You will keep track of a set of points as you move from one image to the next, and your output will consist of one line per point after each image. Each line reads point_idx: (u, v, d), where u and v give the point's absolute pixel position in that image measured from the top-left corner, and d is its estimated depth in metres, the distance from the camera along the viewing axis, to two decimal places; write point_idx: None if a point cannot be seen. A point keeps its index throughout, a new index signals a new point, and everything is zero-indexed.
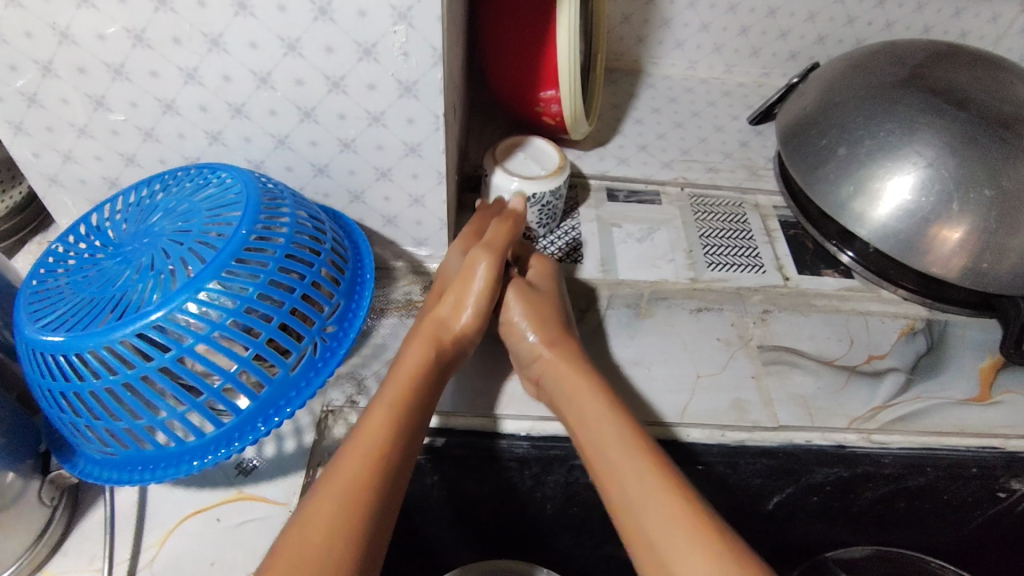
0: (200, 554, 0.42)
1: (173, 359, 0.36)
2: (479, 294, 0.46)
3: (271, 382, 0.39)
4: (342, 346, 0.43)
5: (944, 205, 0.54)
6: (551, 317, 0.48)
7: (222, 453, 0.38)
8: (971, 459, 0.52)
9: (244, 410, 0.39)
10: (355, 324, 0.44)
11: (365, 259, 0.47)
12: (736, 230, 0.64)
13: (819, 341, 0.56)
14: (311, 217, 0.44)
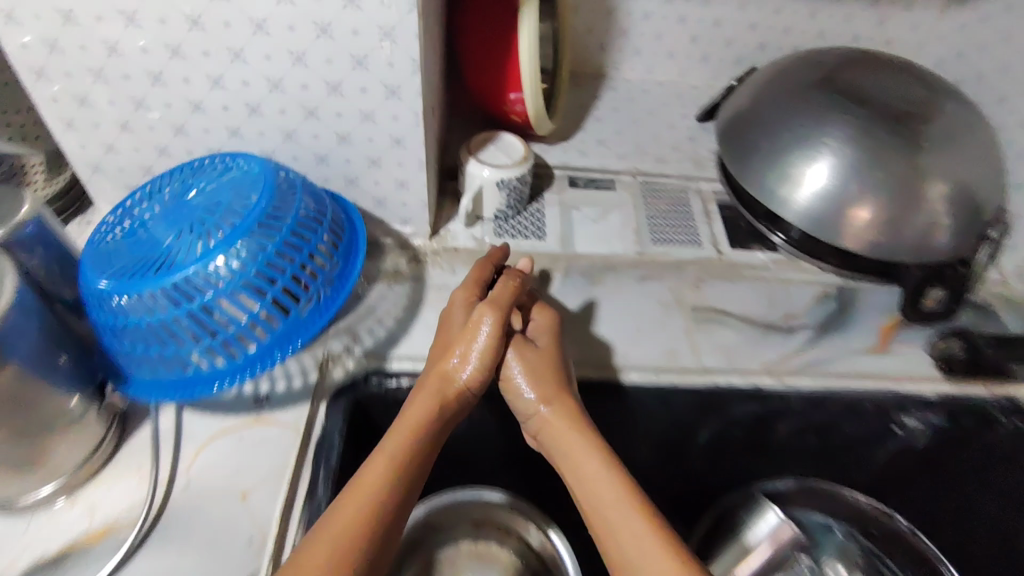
0: (227, 463, 0.52)
1: (212, 300, 0.46)
2: (481, 355, 0.54)
3: (285, 321, 0.50)
4: (340, 296, 0.53)
5: (850, 188, 0.65)
6: (548, 374, 0.56)
7: (247, 375, 0.49)
8: (867, 397, 0.62)
9: (264, 342, 0.49)
10: (351, 279, 0.54)
11: (358, 228, 0.58)
12: (680, 212, 0.74)
13: (744, 303, 0.66)
14: (315, 194, 0.55)
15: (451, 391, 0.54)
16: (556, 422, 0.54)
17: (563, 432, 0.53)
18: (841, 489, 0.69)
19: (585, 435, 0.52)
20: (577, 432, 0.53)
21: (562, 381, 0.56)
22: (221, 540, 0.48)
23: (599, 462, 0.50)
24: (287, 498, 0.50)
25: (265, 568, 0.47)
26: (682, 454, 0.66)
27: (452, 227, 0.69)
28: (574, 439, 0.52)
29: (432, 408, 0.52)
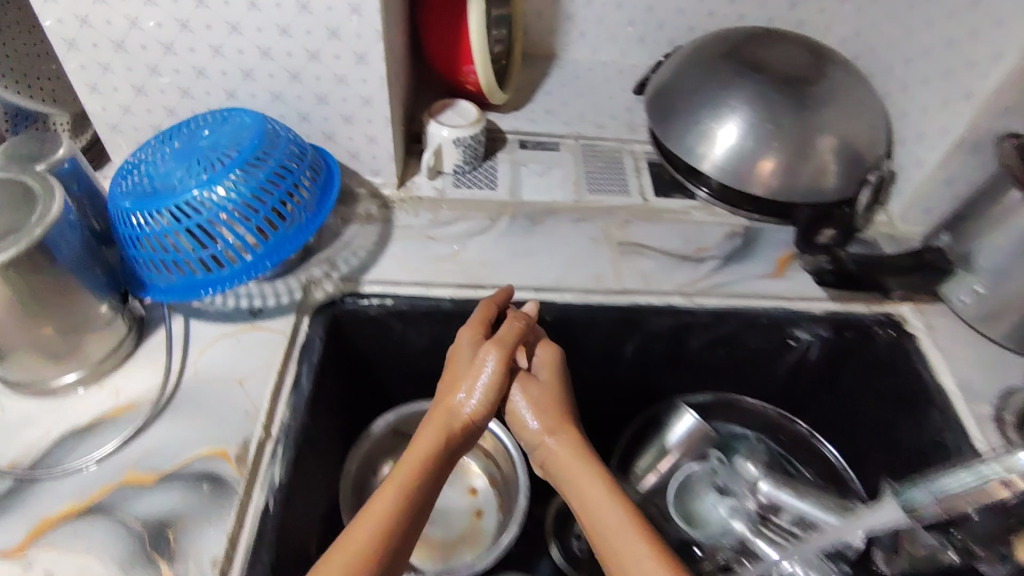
0: (227, 357, 0.64)
1: (217, 213, 0.58)
2: (485, 386, 0.61)
3: (275, 234, 0.62)
4: (319, 218, 0.65)
5: (751, 142, 0.77)
6: (550, 407, 0.64)
7: (245, 276, 0.60)
8: (762, 312, 0.74)
9: (258, 251, 0.61)
10: (328, 206, 0.66)
11: (333, 169, 0.70)
12: (613, 168, 0.86)
13: (662, 239, 0.79)
14: (297, 138, 0.67)
15: (459, 422, 0.61)
16: (560, 450, 0.61)
17: (565, 457, 0.61)
18: (753, 401, 0.81)
19: (585, 461, 0.60)
20: (579, 459, 0.60)
21: (563, 412, 0.64)
22: (223, 413, 0.60)
23: (598, 487, 0.58)
24: (275, 383, 0.62)
25: (257, 433, 0.59)
26: (612, 366, 0.79)
27: (416, 180, 0.81)
28: (575, 465, 0.60)
29: (440, 438, 0.59)
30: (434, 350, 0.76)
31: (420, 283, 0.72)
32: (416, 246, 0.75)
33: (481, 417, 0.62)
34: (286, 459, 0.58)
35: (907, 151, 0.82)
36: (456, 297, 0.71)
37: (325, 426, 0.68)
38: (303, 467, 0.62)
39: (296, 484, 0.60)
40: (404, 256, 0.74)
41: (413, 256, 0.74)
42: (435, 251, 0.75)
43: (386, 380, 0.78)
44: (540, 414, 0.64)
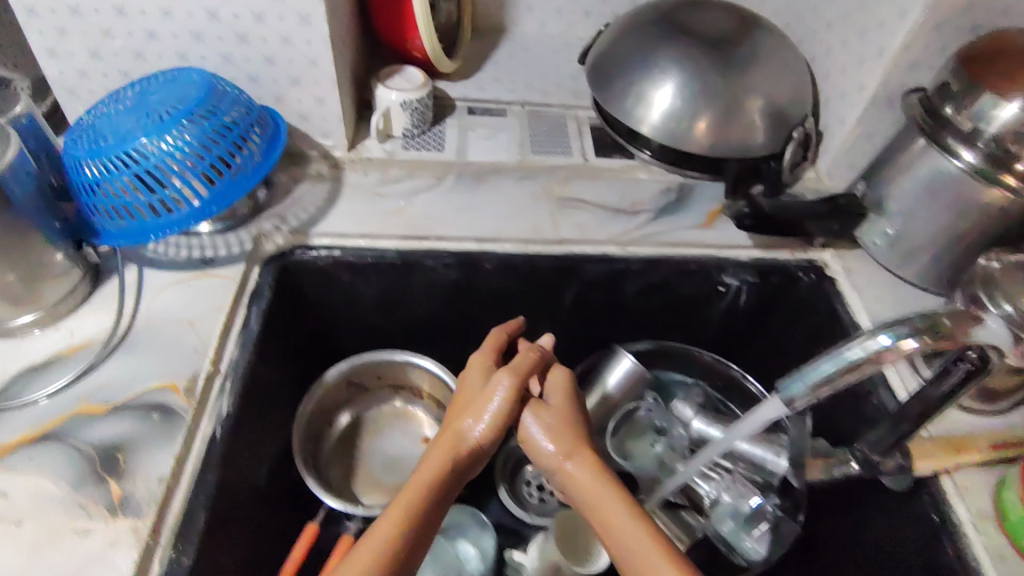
0: (178, 302, 0.67)
1: (161, 158, 0.62)
2: (490, 412, 0.62)
3: (220, 180, 0.65)
4: (265, 167, 0.69)
5: (683, 102, 0.82)
6: (567, 431, 0.62)
7: (191, 219, 0.64)
8: (690, 258, 0.78)
9: (204, 196, 0.65)
10: (274, 156, 0.70)
11: (280, 123, 0.73)
12: (556, 132, 0.91)
13: (600, 194, 0.83)
14: (245, 93, 0.71)
15: (465, 448, 0.61)
16: (578, 473, 0.59)
17: (582, 480, 0.59)
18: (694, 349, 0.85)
19: (603, 484, 0.57)
20: (597, 483, 0.58)
21: (580, 435, 0.62)
22: (174, 351, 0.63)
23: (616, 512, 0.55)
24: (224, 324, 0.66)
25: (205, 368, 0.62)
26: (555, 315, 0.83)
27: (367, 143, 0.85)
28: (592, 487, 0.57)
29: (445, 464, 0.59)
30: (383, 301, 0.80)
31: (367, 235, 0.75)
32: (364, 201, 0.78)
33: (487, 441, 0.62)
34: (234, 392, 0.62)
35: (831, 110, 0.87)
36: (401, 249, 0.75)
37: (275, 369, 0.72)
38: (252, 404, 0.65)
39: (244, 418, 0.63)
40: (352, 211, 0.77)
41: (361, 211, 0.77)
42: (382, 206, 0.78)
43: (337, 331, 0.82)
44: (556, 439, 0.62)
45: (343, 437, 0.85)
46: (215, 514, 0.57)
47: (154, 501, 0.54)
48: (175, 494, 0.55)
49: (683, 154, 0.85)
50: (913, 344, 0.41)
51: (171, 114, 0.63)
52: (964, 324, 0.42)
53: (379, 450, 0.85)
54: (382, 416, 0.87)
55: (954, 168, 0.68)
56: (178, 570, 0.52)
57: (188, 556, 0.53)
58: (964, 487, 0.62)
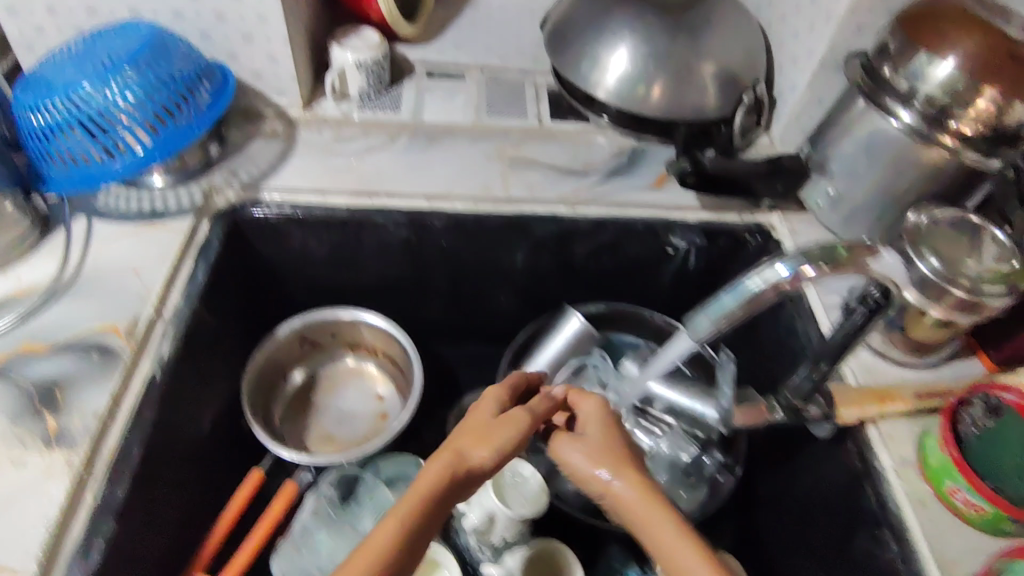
0: (124, 251, 0.68)
1: (103, 104, 0.63)
2: (506, 437, 0.54)
3: (163, 128, 0.66)
4: (210, 116, 0.70)
5: (636, 65, 0.82)
6: (607, 454, 0.54)
7: (133, 164, 0.65)
8: (638, 219, 0.79)
9: (147, 143, 0.66)
10: (220, 107, 0.71)
11: (229, 75, 0.74)
12: (514, 96, 0.92)
13: (553, 156, 0.84)
14: (192, 45, 0.72)
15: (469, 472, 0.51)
16: (625, 494, 0.51)
17: (629, 503, 0.51)
18: (645, 310, 0.85)
19: (655, 504, 0.50)
20: (646, 505, 0.50)
21: (625, 457, 0.54)
22: (118, 296, 0.64)
23: (667, 534, 0.48)
24: (169, 272, 0.67)
25: (148, 312, 0.63)
26: (507, 275, 0.84)
27: (323, 103, 0.86)
28: (641, 506, 0.50)
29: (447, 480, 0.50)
30: (336, 258, 0.80)
31: (318, 192, 0.76)
32: (317, 158, 0.80)
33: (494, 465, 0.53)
34: (175, 337, 0.63)
35: (784, 77, 0.88)
36: (351, 205, 0.76)
37: (223, 320, 0.73)
38: (195, 351, 0.66)
39: (186, 364, 0.64)
40: (304, 167, 0.78)
41: (313, 167, 0.78)
42: (334, 164, 0.79)
43: (290, 287, 0.83)
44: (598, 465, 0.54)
45: (297, 393, 0.86)
46: (150, 451, 0.58)
47: (89, 436, 0.55)
48: (110, 430, 0.56)
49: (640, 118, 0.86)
50: (809, 274, 0.42)
51: (114, 61, 0.64)
52: (859, 255, 0.43)
53: (333, 407, 0.87)
54: (338, 374, 0.89)
55: (891, 127, 0.69)
56: (109, 501, 0.53)
57: (119, 488, 0.54)
58: (890, 438, 0.62)
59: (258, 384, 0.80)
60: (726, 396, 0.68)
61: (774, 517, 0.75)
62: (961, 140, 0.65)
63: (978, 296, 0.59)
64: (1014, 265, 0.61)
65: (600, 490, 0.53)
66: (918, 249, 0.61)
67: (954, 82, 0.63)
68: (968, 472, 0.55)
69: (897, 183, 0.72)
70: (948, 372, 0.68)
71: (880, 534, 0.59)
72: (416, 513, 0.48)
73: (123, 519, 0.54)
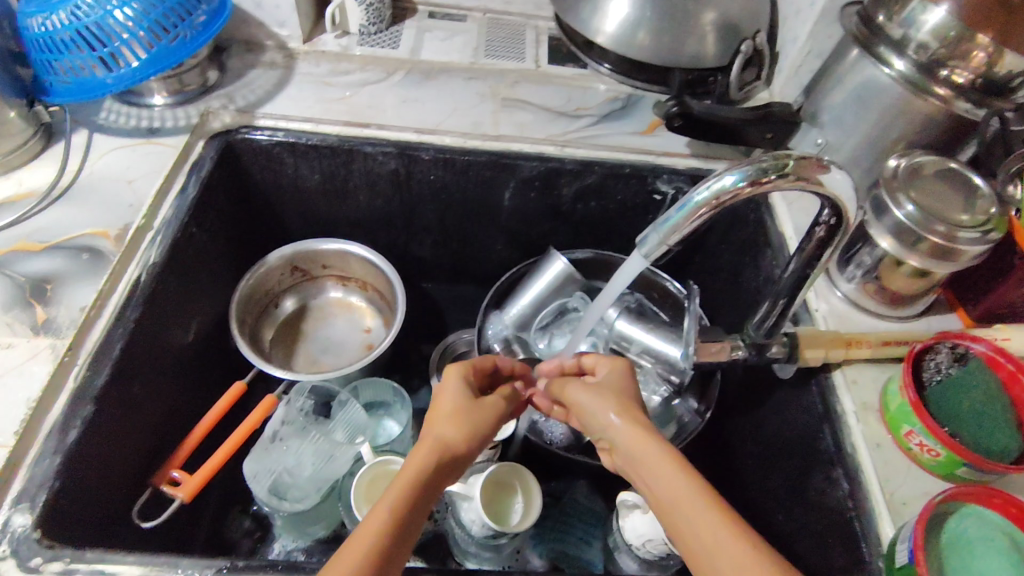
0: (119, 164, 0.71)
1: (100, 16, 0.65)
2: (486, 420, 0.53)
3: (158, 44, 0.68)
4: (204, 37, 0.71)
5: (636, 9, 0.81)
6: (620, 401, 0.52)
7: (129, 78, 0.67)
8: (625, 163, 0.79)
9: (142, 58, 0.68)
10: (214, 28, 0.72)
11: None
12: (514, 40, 0.92)
13: (546, 98, 0.85)
14: None
15: (456, 451, 0.49)
16: (625, 431, 0.48)
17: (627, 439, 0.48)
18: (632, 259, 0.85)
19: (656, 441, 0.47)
20: (657, 446, 0.46)
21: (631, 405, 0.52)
22: (110, 204, 0.67)
23: (689, 496, 0.42)
24: (161, 185, 0.69)
25: (138, 221, 0.66)
26: (496, 215, 0.85)
27: (323, 38, 0.87)
28: (643, 438, 0.47)
29: (433, 462, 0.47)
30: (326, 187, 0.82)
31: (310, 120, 0.77)
32: (313, 89, 0.81)
33: (479, 440, 0.51)
34: (163, 246, 0.66)
35: (787, 29, 0.87)
36: (342, 134, 0.77)
37: (210, 239, 0.75)
38: (181, 263, 0.69)
39: (171, 273, 0.67)
40: (299, 96, 0.80)
41: (308, 97, 0.80)
42: (328, 95, 0.81)
43: (282, 215, 0.85)
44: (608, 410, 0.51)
45: (288, 320, 0.89)
46: (133, 349, 0.60)
47: (74, 327, 0.58)
48: (93, 325, 0.59)
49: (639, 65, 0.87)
50: (756, 183, 0.43)
51: None
52: (807, 168, 0.44)
53: (321, 335, 0.89)
54: (329, 304, 0.91)
55: (884, 76, 0.67)
56: (88, 388, 0.55)
57: (99, 378, 0.56)
58: (854, 382, 0.62)
59: (248, 305, 0.82)
60: (686, 344, 0.62)
61: (738, 463, 0.75)
62: (953, 90, 0.64)
63: (954, 241, 0.59)
64: (992, 214, 0.60)
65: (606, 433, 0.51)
66: (897, 197, 0.61)
67: (947, 29, 0.61)
68: (924, 415, 0.54)
69: (887, 134, 0.71)
70: (924, 324, 0.68)
71: (833, 473, 0.59)
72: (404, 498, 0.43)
73: (102, 406, 0.56)
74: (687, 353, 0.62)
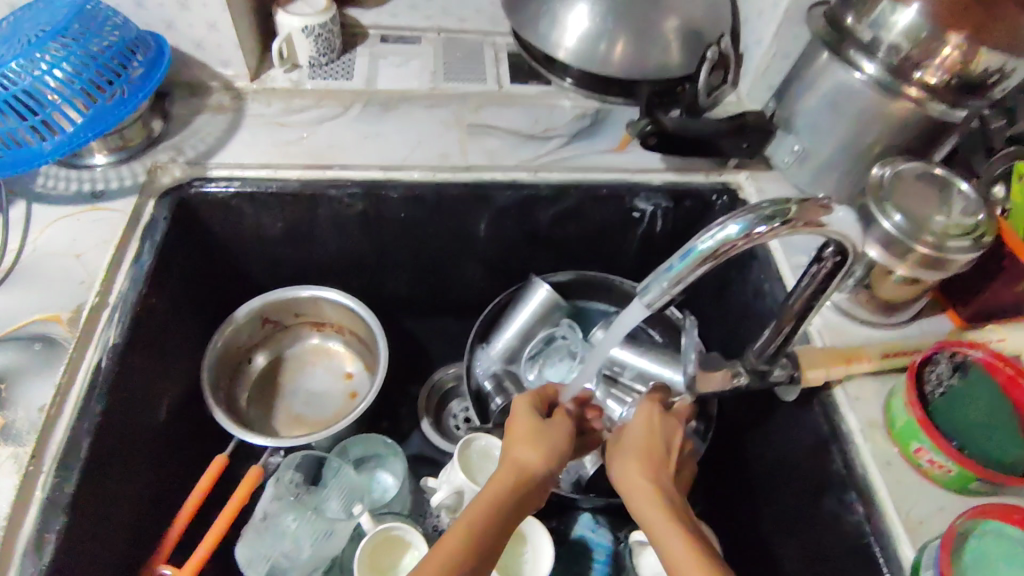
0: (67, 236, 0.65)
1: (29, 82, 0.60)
2: (559, 440, 0.57)
3: (94, 106, 0.63)
4: (144, 92, 0.67)
5: (598, 23, 0.78)
6: (663, 460, 0.55)
7: (67, 144, 0.62)
8: (601, 184, 0.77)
9: (78, 122, 0.63)
10: (154, 82, 0.68)
11: (163, 48, 0.71)
12: (473, 59, 0.88)
13: (513, 121, 0.82)
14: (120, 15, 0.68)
15: (535, 472, 0.54)
16: (663, 497, 0.51)
17: (645, 509, 0.51)
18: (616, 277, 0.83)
19: (670, 520, 0.50)
20: (671, 525, 0.49)
21: (659, 467, 0.54)
22: (59, 282, 0.62)
23: None
24: (112, 257, 0.64)
25: (93, 300, 0.61)
26: (473, 245, 0.82)
27: (271, 73, 0.82)
28: (657, 518, 0.50)
29: (511, 484, 0.52)
30: (292, 235, 0.78)
31: (268, 166, 0.72)
32: (266, 131, 0.76)
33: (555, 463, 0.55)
34: (123, 323, 0.61)
35: (750, 29, 0.85)
36: (304, 178, 0.73)
37: (173, 305, 0.70)
38: (144, 337, 0.64)
39: (135, 351, 0.62)
40: (253, 140, 0.75)
41: (262, 140, 0.75)
42: (284, 136, 0.76)
43: (247, 267, 0.81)
44: (652, 464, 0.54)
45: (263, 374, 0.84)
46: (100, 443, 0.56)
47: (34, 432, 0.53)
48: (56, 423, 0.54)
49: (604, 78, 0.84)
50: (760, 232, 0.42)
51: (38, 35, 0.61)
52: (811, 213, 0.43)
53: (301, 385, 0.85)
54: (305, 352, 0.87)
55: (856, 80, 0.66)
56: (58, 497, 0.51)
57: (69, 483, 0.52)
58: (857, 397, 0.62)
59: (220, 366, 0.78)
60: (687, 364, 0.60)
61: (746, 480, 0.74)
62: (927, 91, 0.63)
63: (944, 251, 0.58)
64: (980, 218, 0.59)
65: (627, 487, 0.53)
66: (884, 207, 0.60)
67: (918, 30, 0.60)
68: (934, 433, 0.54)
69: (862, 137, 0.69)
70: (916, 328, 0.67)
71: (847, 497, 0.58)
72: (489, 513, 0.50)
73: (75, 513, 0.53)
74: (686, 374, 0.60)
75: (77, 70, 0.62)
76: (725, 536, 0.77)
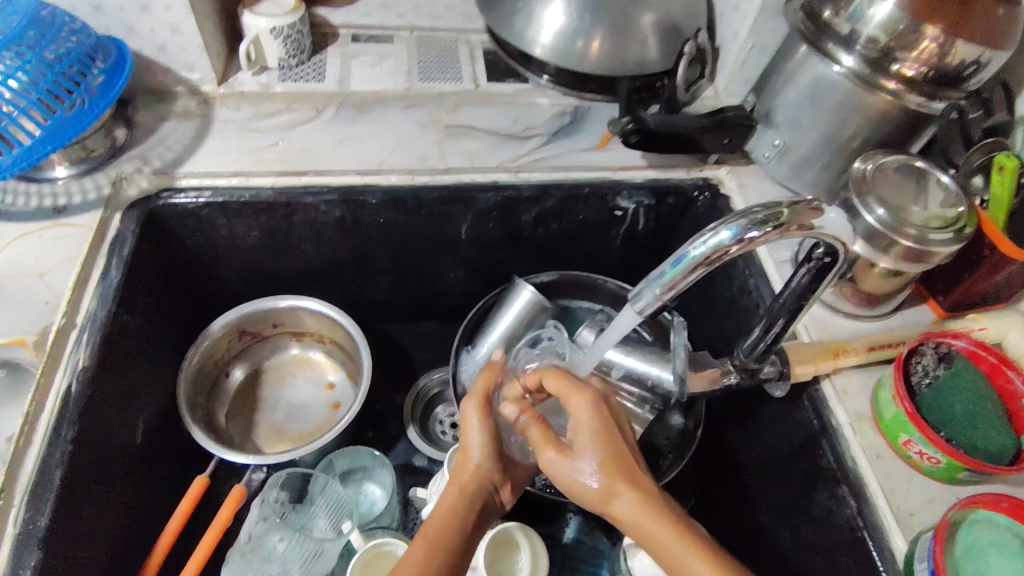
0: (28, 253, 0.62)
1: None
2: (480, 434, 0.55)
3: (53, 117, 0.60)
4: (105, 102, 0.64)
5: (575, 19, 0.76)
6: (618, 452, 0.47)
7: (25, 158, 0.59)
8: (583, 183, 0.76)
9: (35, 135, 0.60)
10: (116, 89, 0.65)
11: (123, 52, 0.68)
12: (448, 57, 0.87)
13: (492, 121, 0.80)
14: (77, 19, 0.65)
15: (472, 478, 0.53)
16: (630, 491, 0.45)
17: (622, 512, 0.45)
18: (599, 276, 0.82)
19: (670, 529, 0.43)
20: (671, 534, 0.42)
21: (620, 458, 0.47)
22: (22, 303, 0.59)
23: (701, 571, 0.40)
24: (78, 275, 0.61)
25: (60, 320, 0.58)
26: (455, 248, 0.81)
27: (239, 77, 0.79)
28: (659, 529, 0.43)
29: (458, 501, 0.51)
30: (267, 244, 0.75)
31: (239, 174, 0.70)
32: (236, 137, 0.73)
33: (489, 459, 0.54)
34: (93, 344, 0.58)
35: (726, 23, 0.85)
36: (278, 185, 0.70)
37: (145, 322, 0.68)
38: (117, 357, 0.62)
39: (107, 373, 0.60)
40: (223, 146, 0.72)
41: (233, 146, 0.73)
42: (254, 143, 0.73)
43: (221, 278, 0.78)
44: (609, 456, 0.47)
45: (241, 389, 0.82)
46: (74, 471, 0.54)
47: (4, 462, 0.51)
48: (26, 452, 0.52)
49: (582, 75, 0.83)
50: (753, 236, 0.42)
51: None
52: (803, 215, 0.43)
53: (281, 398, 0.83)
54: (284, 363, 0.85)
55: (834, 74, 0.65)
56: (32, 531, 0.49)
57: (42, 517, 0.50)
58: (844, 392, 0.62)
59: (196, 381, 0.75)
60: (677, 361, 0.59)
61: (738, 474, 0.75)
62: (904, 84, 0.62)
63: (926, 244, 0.58)
64: (961, 210, 0.59)
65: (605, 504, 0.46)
66: (865, 200, 0.60)
67: (896, 22, 0.59)
68: (923, 425, 0.54)
69: (842, 131, 0.69)
70: (899, 320, 0.67)
71: (839, 491, 0.58)
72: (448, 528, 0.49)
73: (50, 548, 0.50)
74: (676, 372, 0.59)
75: (33, 79, 0.59)
76: (717, 530, 0.77)
